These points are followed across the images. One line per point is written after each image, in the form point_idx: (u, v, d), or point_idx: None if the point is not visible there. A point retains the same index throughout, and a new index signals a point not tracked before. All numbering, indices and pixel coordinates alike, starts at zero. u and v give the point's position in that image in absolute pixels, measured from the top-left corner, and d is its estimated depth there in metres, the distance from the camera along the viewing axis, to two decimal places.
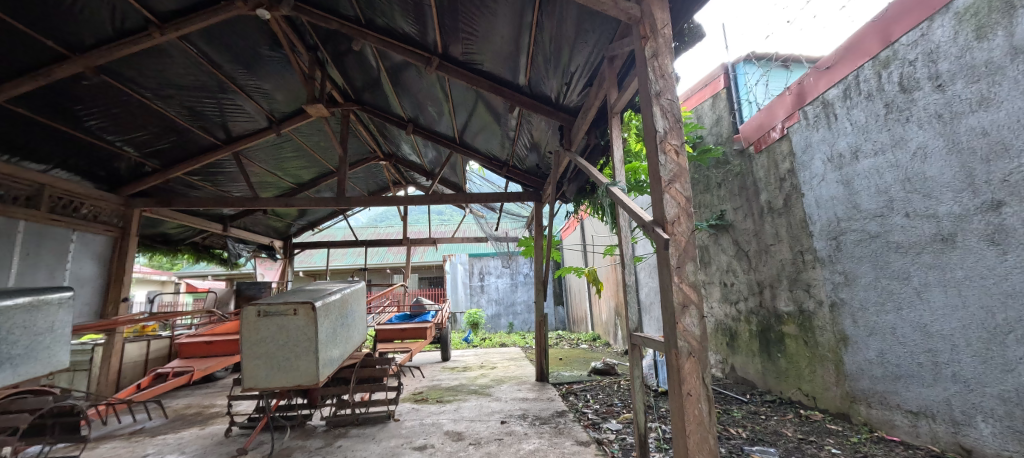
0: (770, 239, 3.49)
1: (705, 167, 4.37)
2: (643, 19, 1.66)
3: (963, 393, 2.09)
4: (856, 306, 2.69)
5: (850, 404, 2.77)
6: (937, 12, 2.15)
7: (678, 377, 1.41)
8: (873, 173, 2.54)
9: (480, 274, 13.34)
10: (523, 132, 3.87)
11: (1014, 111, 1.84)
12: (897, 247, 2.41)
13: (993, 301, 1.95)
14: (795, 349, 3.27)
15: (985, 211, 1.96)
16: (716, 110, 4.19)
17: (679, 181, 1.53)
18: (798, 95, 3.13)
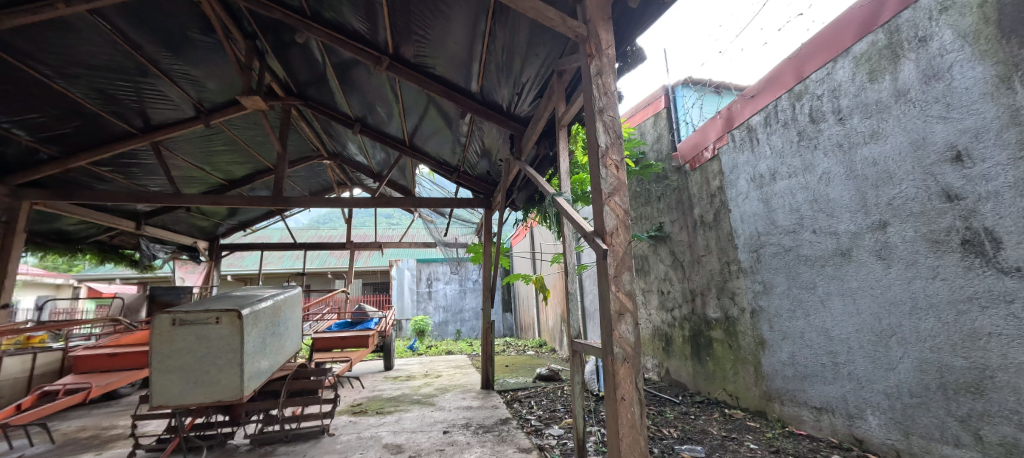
0: (701, 250, 3.76)
1: (647, 181, 4.63)
2: (589, 39, 1.73)
3: (856, 389, 2.37)
4: (772, 313, 2.97)
5: (767, 402, 3.03)
6: (839, 55, 2.45)
7: (613, 382, 1.47)
8: (788, 194, 2.83)
9: (427, 280, 13.05)
10: (475, 138, 3.87)
11: (896, 145, 2.14)
12: (806, 260, 2.69)
13: (879, 308, 2.24)
14: (721, 352, 3.53)
15: (874, 230, 2.26)
16: (657, 129, 4.48)
17: (619, 194, 1.61)
18: (727, 119, 3.42)
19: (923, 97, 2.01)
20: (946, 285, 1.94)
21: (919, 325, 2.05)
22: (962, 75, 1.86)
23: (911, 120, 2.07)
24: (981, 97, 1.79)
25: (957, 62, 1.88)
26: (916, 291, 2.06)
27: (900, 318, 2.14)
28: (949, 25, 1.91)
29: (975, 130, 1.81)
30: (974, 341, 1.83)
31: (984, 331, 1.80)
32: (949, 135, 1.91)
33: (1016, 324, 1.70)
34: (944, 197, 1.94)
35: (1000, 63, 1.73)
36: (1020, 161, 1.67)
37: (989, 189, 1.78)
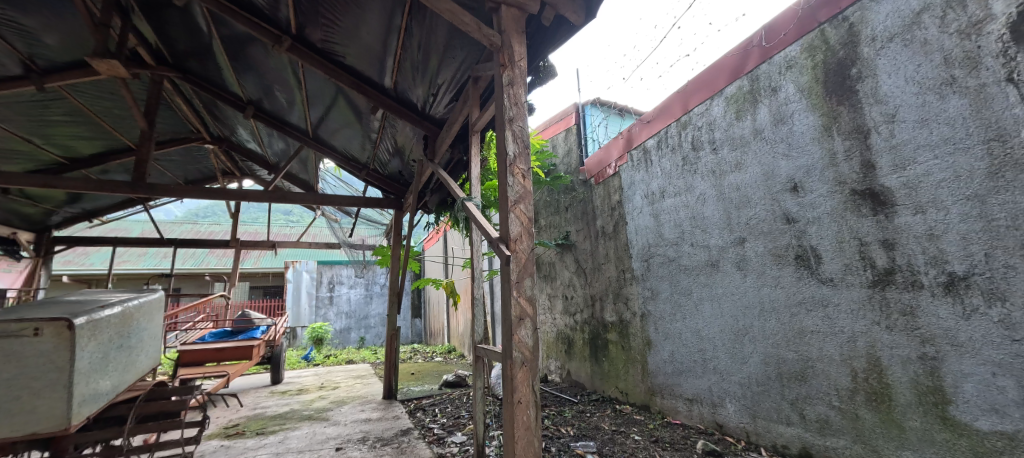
0: (602, 258, 4.07)
1: (557, 191, 4.87)
2: (503, 48, 1.76)
3: (719, 381, 2.75)
4: (657, 316, 3.31)
5: (650, 396, 3.37)
6: (715, 93, 2.86)
7: (511, 384, 1.50)
8: (673, 211, 3.20)
9: (329, 284, 12.06)
10: (387, 136, 3.71)
11: (753, 174, 2.55)
12: (685, 269, 3.06)
13: (737, 312, 2.63)
14: (615, 353, 3.84)
15: (735, 245, 2.66)
16: (567, 143, 4.77)
17: (524, 201, 1.66)
18: (627, 140, 3.77)
19: (774, 137, 2.43)
20: (784, 292, 2.35)
21: (765, 326, 2.46)
22: (800, 122, 2.30)
23: (763, 155, 2.49)
24: (812, 141, 2.23)
25: (796, 111, 2.31)
26: (764, 297, 2.47)
27: (752, 320, 2.54)
28: (791, 80, 2.34)
29: (807, 167, 2.25)
30: (801, 337, 2.26)
31: (809, 329, 2.23)
32: (789, 169, 2.34)
33: (829, 324, 2.13)
34: (785, 220, 2.36)
35: (824, 115, 2.17)
36: (836, 194, 2.11)
37: (814, 215, 2.21)
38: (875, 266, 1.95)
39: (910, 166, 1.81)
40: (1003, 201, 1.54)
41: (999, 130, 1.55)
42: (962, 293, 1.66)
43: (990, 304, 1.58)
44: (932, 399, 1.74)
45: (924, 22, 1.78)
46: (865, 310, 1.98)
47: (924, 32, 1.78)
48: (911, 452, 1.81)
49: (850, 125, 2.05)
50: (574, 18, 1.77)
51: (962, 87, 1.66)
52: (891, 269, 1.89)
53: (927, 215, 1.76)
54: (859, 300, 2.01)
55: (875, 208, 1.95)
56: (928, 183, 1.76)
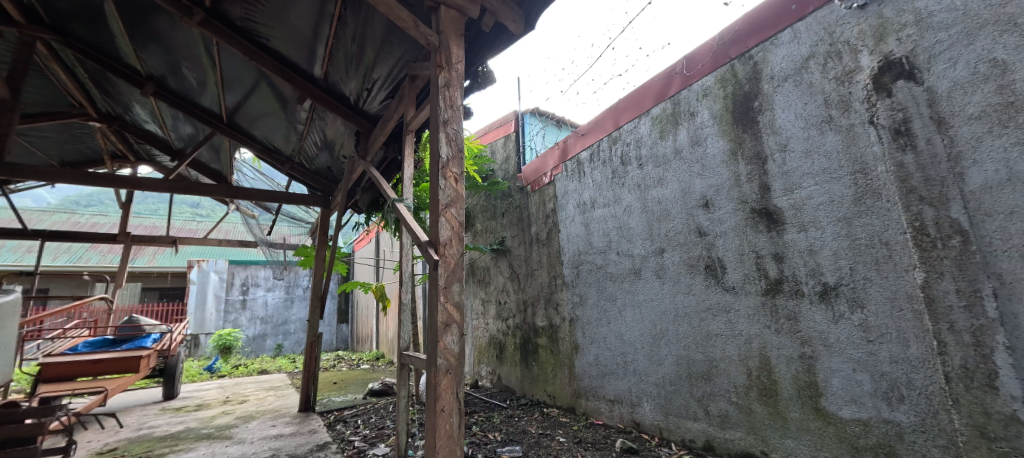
0: (535, 264, 4.15)
1: (494, 197, 4.90)
2: (440, 49, 1.73)
3: (637, 383, 2.93)
4: (585, 321, 3.45)
5: (576, 398, 3.50)
6: (642, 113, 3.07)
7: (434, 392, 1.46)
8: (602, 220, 3.37)
9: (243, 286, 10.94)
10: (315, 129, 3.47)
11: (673, 190, 2.77)
12: (611, 276, 3.23)
13: (655, 316, 2.83)
14: (545, 357, 3.93)
15: (656, 255, 2.87)
16: (506, 149, 4.84)
17: (455, 206, 1.64)
18: (563, 151, 3.90)
19: (692, 157, 2.66)
20: (695, 298, 2.58)
21: (678, 330, 2.67)
22: (712, 145, 2.54)
23: (682, 173, 2.72)
24: (721, 163, 2.48)
25: (709, 135, 2.56)
26: (678, 303, 2.68)
27: (668, 324, 2.74)
28: (706, 107, 2.59)
29: (717, 186, 2.49)
30: (708, 340, 2.48)
31: (714, 333, 2.46)
32: (702, 187, 2.58)
33: (730, 328, 2.37)
34: (698, 233, 2.59)
35: (731, 141, 2.43)
36: (739, 211, 2.36)
37: (721, 229, 2.45)
38: (768, 276, 2.21)
39: (798, 190, 2.09)
40: (864, 224, 1.83)
41: (862, 164, 1.85)
42: (832, 300, 1.94)
43: (853, 310, 1.86)
44: (808, 392, 2.01)
45: (810, 67, 2.08)
46: (760, 315, 2.23)
47: (811, 76, 2.07)
48: (792, 439, 2.06)
49: (752, 151, 2.31)
50: (514, 27, 1.80)
51: (837, 125, 1.96)
52: (780, 279, 2.15)
53: (809, 233, 2.04)
54: (755, 306, 2.26)
55: (769, 225, 2.21)
56: (810, 205, 2.03)
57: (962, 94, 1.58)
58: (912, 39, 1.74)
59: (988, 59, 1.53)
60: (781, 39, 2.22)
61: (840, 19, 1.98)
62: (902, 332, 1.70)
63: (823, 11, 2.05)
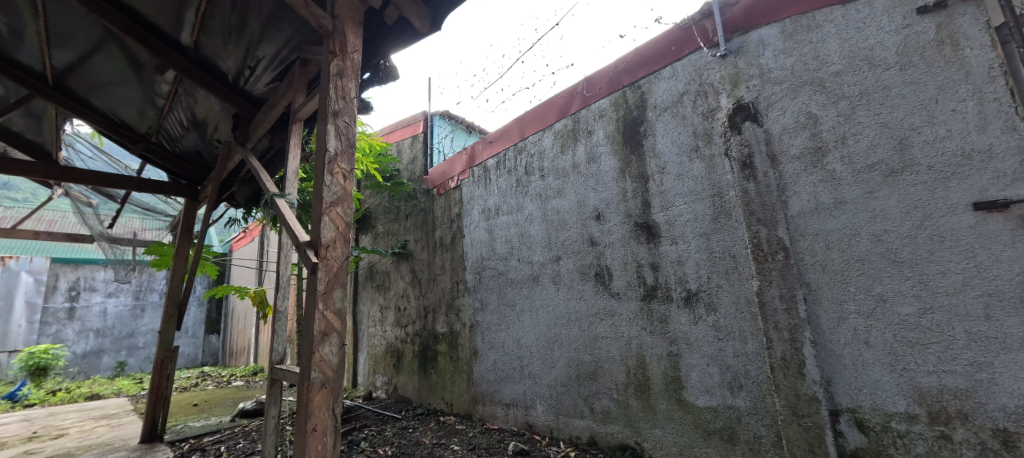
0: (437, 269, 4.07)
1: (398, 198, 4.71)
2: (334, 35, 1.61)
3: (532, 385, 3.03)
4: (485, 327, 3.47)
5: (473, 404, 3.49)
6: (546, 127, 3.22)
7: (305, 411, 1.31)
8: (505, 227, 3.44)
9: (71, 291, 8.79)
10: (180, 107, 2.93)
11: (570, 200, 2.95)
12: (511, 282, 3.31)
13: (551, 321, 2.96)
14: (443, 364, 3.85)
15: (553, 262, 3.01)
16: (413, 150, 4.71)
17: (342, 205, 1.52)
18: (470, 157, 3.91)
19: (589, 171, 2.86)
20: (585, 304, 2.76)
21: (570, 333, 2.83)
22: (605, 163, 2.77)
23: (578, 186, 2.91)
24: (612, 179, 2.71)
25: (603, 153, 2.79)
26: (570, 308, 2.84)
27: (561, 328, 2.89)
28: (601, 127, 2.82)
29: (607, 200, 2.72)
30: (595, 342, 2.68)
31: (600, 335, 2.66)
32: (596, 200, 2.78)
33: (614, 330, 2.59)
34: (590, 242, 2.79)
35: (621, 160, 2.68)
36: (624, 224, 2.61)
37: (610, 239, 2.68)
38: (646, 283, 2.46)
39: (672, 207, 2.38)
40: (719, 239, 2.16)
41: (719, 188, 2.18)
42: (694, 304, 2.23)
43: (709, 313, 2.17)
44: (673, 386, 2.28)
45: (684, 102, 2.39)
46: (638, 319, 2.47)
47: (684, 110, 2.38)
48: (660, 429, 2.31)
49: (638, 170, 2.57)
50: (418, 25, 1.75)
51: (703, 154, 2.28)
52: (655, 286, 2.41)
53: (679, 246, 2.33)
54: (635, 311, 2.50)
55: (648, 237, 2.48)
56: (680, 221, 2.33)
57: (789, 137, 1.98)
58: (757, 89, 2.12)
59: (807, 111, 1.95)
60: (663, 75, 2.52)
61: (707, 64, 2.31)
62: (743, 331, 2.03)
63: (695, 55, 2.38)
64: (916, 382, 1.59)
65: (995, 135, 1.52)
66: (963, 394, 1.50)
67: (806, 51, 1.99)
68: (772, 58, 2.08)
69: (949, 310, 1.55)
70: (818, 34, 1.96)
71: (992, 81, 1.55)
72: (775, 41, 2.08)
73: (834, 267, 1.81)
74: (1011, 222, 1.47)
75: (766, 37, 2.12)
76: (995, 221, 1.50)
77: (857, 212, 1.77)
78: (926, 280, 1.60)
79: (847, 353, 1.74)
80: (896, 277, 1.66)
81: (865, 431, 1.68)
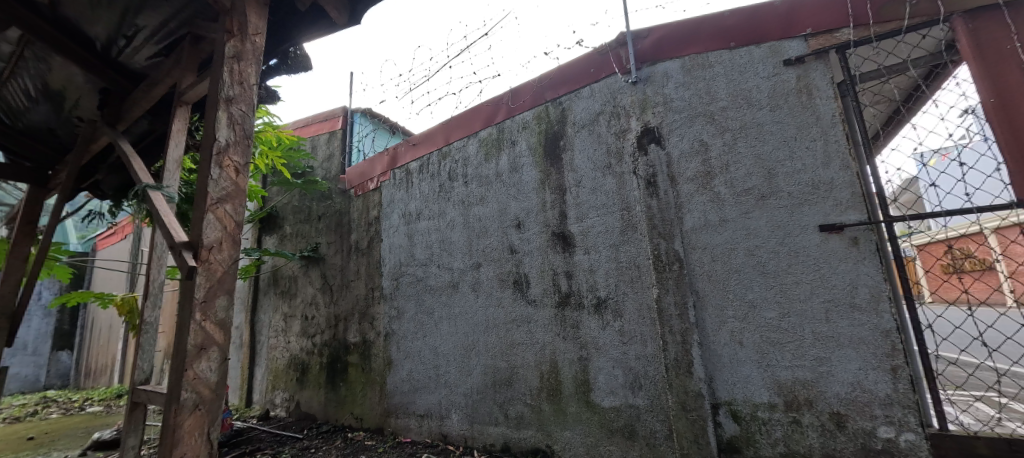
0: (351, 275, 3.83)
1: (310, 198, 4.36)
2: (232, 13, 1.45)
3: (448, 395, 2.97)
4: (400, 335, 3.33)
5: (385, 418, 3.31)
6: (471, 134, 3.23)
7: (171, 439, 1.13)
8: (425, 233, 3.36)
9: None
10: (24, 75, 2.33)
11: (492, 208, 2.98)
12: (430, 289, 3.24)
13: (469, 329, 2.95)
14: (354, 376, 3.62)
15: (473, 269, 3.01)
16: (329, 147, 4.41)
17: (232, 201, 1.36)
18: (392, 158, 3.76)
19: (511, 180, 2.91)
20: (503, 311, 2.79)
21: (487, 340, 2.84)
22: (526, 173, 2.85)
23: (500, 195, 2.95)
24: (533, 189, 2.80)
25: (525, 164, 2.87)
26: (489, 316, 2.86)
27: (478, 336, 2.88)
28: (524, 138, 2.91)
29: (528, 210, 2.80)
30: (511, 349, 2.72)
31: (516, 342, 2.70)
32: (517, 209, 2.85)
33: (530, 337, 2.65)
34: (510, 250, 2.84)
35: (541, 172, 2.78)
36: (542, 234, 2.70)
37: (529, 247, 2.75)
38: (560, 290, 2.57)
39: (586, 219, 2.52)
40: (627, 250, 2.33)
41: (628, 203, 2.37)
42: (603, 311, 2.38)
43: (616, 319, 2.33)
44: (582, 389, 2.40)
45: (600, 122, 2.56)
46: (553, 325, 2.57)
47: (600, 128, 2.56)
48: (569, 431, 2.41)
49: (556, 182, 2.69)
50: (335, 16, 1.67)
51: (615, 171, 2.45)
52: (569, 294, 2.53)
53: (591, 255, 2.47)
54: (550, 317, 2.58)
55: (563, 247, 2.60)
56: (593, 232, 2.48)
57: (685, 161, 2.22)
58: (661, 115, 2.34)
59: (700, 139, 2.20)
60: (582, 95, 2.68)
61: (621, 88, 2.51)
62: (644, 335, 2.21)
63: (610, 79, 2.56)
64: (776, 376, 1.87)
65: (835, 171, 1.87)
66: (809, 384, 1.80)
67: (700, 86, 2.25)
68: (674, 89, 2.33)
69: (801, 314, 1.85)
70: (710, 73, 2.24)
71: (834, 126, 1.91)
72: (677, 74, 2.33)
73: (718, 276, 2.05)
74: (845, 241, 1.81)
75: (669, 70, 2.36)
76: (834, 240, 1.83)
77: (736, 230, 2.04)
78: (785, 288, 1.90)
79: (726, 352, 1.98)
80: (764, 286, 1.94)
81: (737, 421, 1.92)
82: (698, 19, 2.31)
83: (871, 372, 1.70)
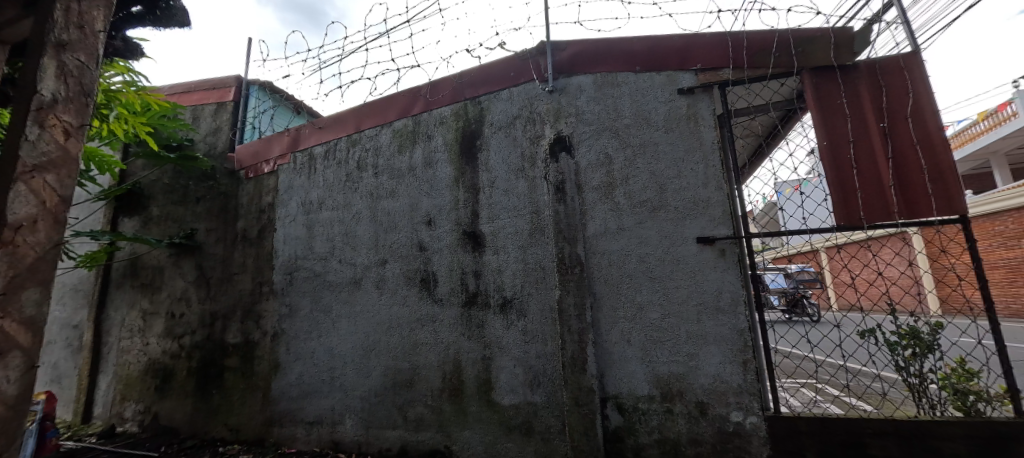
0: (235, 267, 3.38)
1: (187, 176, 3.74)
2: None
3: (343, 399, 2.78)
4: (291, 335, 3.03)
5: (267, 427, 2.98)
6: (385, 123, 3.06)
7: None
8: (327, 224, 3.11)
9: None
10: None
11: (403, 202, 2.86)
12: (329, 285, 3.00)
13: (370, 328, 2.79)
14: (231, 382, 3.20)
15: (378, 265, 2.85)
16: (215, 120, 3.85)
17: (57, 171, 1.16)
18: (293, 140, 3.40)
19: (425, 175, 2.83)
20: (408, 309, 2.69)
21: (390, 340, 2.71)
22: (441, 169, 2.79)
23: (412, 189, 2.85)
24: (446, 186, 2.75)
25: (440, 160, 2.81)
26: (392, 315, 2.73)
27: (380, 335, 2.74)
28: (441, 133, 2.84)
29: (440, 207, 2.74)
30: (414, 349, 2.63)
31: (420, 342, 2.63)
32: (428, 205, 2.77)
33: (434, 337, 2.59)
34: (418, 247, 2.75)
35: (456, 169, 2.74)
36: (452, 233, 2.67)
37: (439, 245, 2.69)
38: (468, 290, 2.56)
39: (497, 220, 2.55)
40: (534, 252, 2.41)
41: (537, 207, 2.45)
42: (508, 311, 2.42)
43: (520, 318, 2.38)
44: (484, 389, 2.41)
45: (516, 126, 2.61)
46: (458, 324, 2.54)
47: (515, 132, 2.61)
48: (469, 430, 2.41)
49: (470, 181, 2.68)
50: None
51: (527, 175, 2.52)
52: (476, 293, 2.53)
53: (500, 255, 2.50)
54: (456, 317, 2.56)
55: (473, 246, 2.59)
56: (503, 233, 2.51)
57: (591, 171, 2.37)
58: (573, 126, 2.47)
59: (605, 152, 2.37)
60: (500, 97, 2.71)
61: (538, 94, 2.59)
62: (545, 334, 2.30)
63: (528, 85, 2.63)
64: (656, 370, 2.08)
65: (712, 191, 2.15)
66: (681, 377, 2.04)
67: (608, 103, 2.42)
68: (586, 102, 2.47)
69: (679, 316, 2.08)
70: (618, 92, 2.42)
71: (713, 152, 2.19)
72: (589, 89, 2.48)
73: (613, 280, 2.21)
74: (715, 252, 2.09)
75: (582, 84, 2.50)
76: (707, 251, 2.10)
77: (630, 238, 2.23)
78: (667, 292, 2.12)
79: (616, 350, 2.15)
80: (651, 291, 2.14)
81: (623, 414, 2.10)
82: (609, 40, 2.47)
83: (728, 365, 1.98)
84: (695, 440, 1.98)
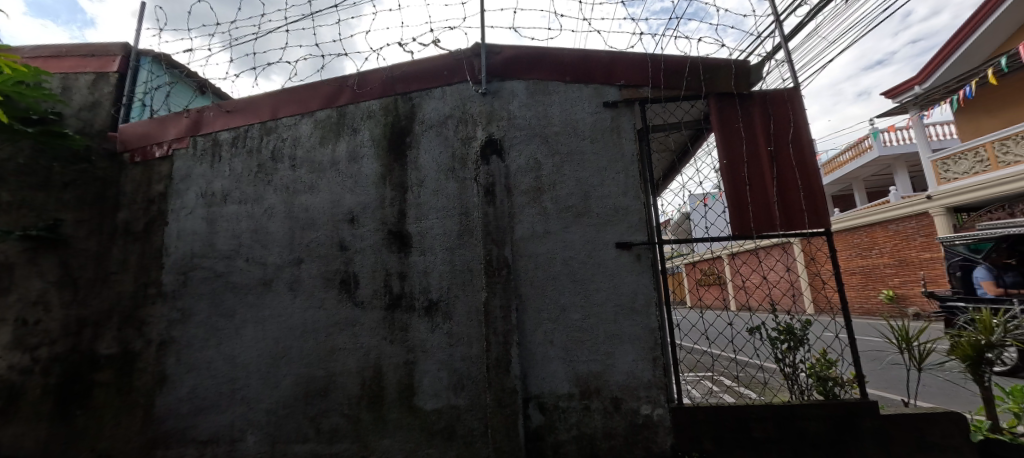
0: (113, 265, 2.92)
1: (50, 155, 3.00)
2: None
3: (244, 413, 2.51)
4: (182, 344, 2.67)
5: (147, 451, 2.58)
6: (306, 111, 2.83)
7: None
8: (232, 219, 2.80)
9: None
10: None
11: (322, 198, 2.68)
12: (232, 286, 2.70)
13: (280, 334, 2.56)
14: (101, 400, 2.73)
15: (293, 265, 2.63)
16: (93, 92, 3.28)
17: None
18: (194, 122, 3.01)
19: (348, 170, 2.67)
20: (326, 313, 2.52)
21: (303, 346, 2.51)
22: (366, 165, 2.66)
23: (334, 184, 2.67)
24: (372, 183, 2.62)
25: (366, 155, 2.67)
26: (307, 319, 2.53)
27: (292, 341, 2.53)
28: (367, 128, 2.71)
29: (364, 205, 2.60)
30: (331, 355, 2.46)
31: (337, 347, 2.47)
32: (351, 202, 2.62)
33: (353, 341, 2.45)
34: (339, 247, 2.59)
35: (383, 166, 2.63)
36: (377, 232, 2.55)
37: (362, 245, 2.56)
38: (391, 292, 2.46)
39: (425, 220, 2.49)
40: (462, 254, 2.39)
41: (466, 209, 2.44)
42: (433, 313, 2.37)
43: (445, 321, 2.35)
44: (405, 394, 2.33)
45: (448, 125, 2.58)
46: (380, 328, 2.43)
47: (447, 131, 2.57)
48: (388, 439, 2.31)
49: (398, 179, 2.58)
50: None
51: (457, 176, 2.50)
52: (400, 296, 2.44)
53: (427, 256, 2.44)
54: (378, 320, 2.45)
55: (399, 247, 2.50)
56: (431, 233, 2.46)
57: (521, 176, 2.42)
58: (504, 130, 2.49)
59: (535, 158, 2.43)
60: (432, 95, 2.65)
61: (471, 96, 2.58)
62: (470, 336, 2.30)
63: (461, 85, 2.61)
64: (576, 369, 2.17)
65: (631, 199, 2.30)
66: (598, 375, 2.15)
67: (539, 110, 2.49)
68: (518, 107, 2.51)
69: (598, 317, 2.20)
70: (549, 100, 2.50)
71: (632, 164, 2.35)
72: (521, 95, 2.53)
73: (539, 282, 2.27)
74: (632, 257, 2.24)
75: (515, 89, 2.54)
76: (625, 255, 2.24)
77: (555, 242, 2.30)
78: (589, 295, 2.22)
79: (539, 350, 2.20)
80: (573, 293, 2.23)
81: (544, 413, 2.15)
82: (542, 48, 2.54)
83: (640, 362, 2.13)
84: (609, 433, 2.10)
